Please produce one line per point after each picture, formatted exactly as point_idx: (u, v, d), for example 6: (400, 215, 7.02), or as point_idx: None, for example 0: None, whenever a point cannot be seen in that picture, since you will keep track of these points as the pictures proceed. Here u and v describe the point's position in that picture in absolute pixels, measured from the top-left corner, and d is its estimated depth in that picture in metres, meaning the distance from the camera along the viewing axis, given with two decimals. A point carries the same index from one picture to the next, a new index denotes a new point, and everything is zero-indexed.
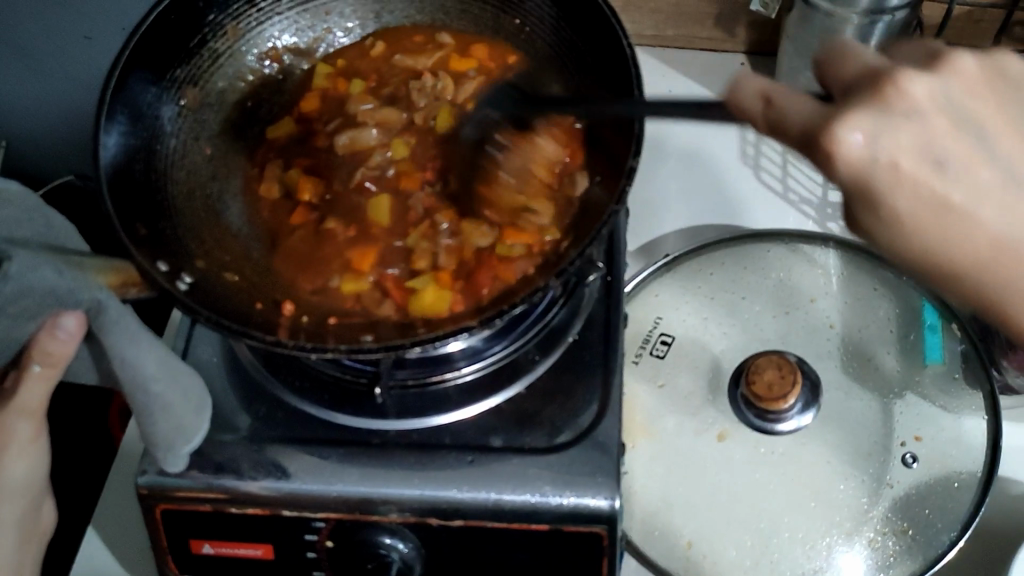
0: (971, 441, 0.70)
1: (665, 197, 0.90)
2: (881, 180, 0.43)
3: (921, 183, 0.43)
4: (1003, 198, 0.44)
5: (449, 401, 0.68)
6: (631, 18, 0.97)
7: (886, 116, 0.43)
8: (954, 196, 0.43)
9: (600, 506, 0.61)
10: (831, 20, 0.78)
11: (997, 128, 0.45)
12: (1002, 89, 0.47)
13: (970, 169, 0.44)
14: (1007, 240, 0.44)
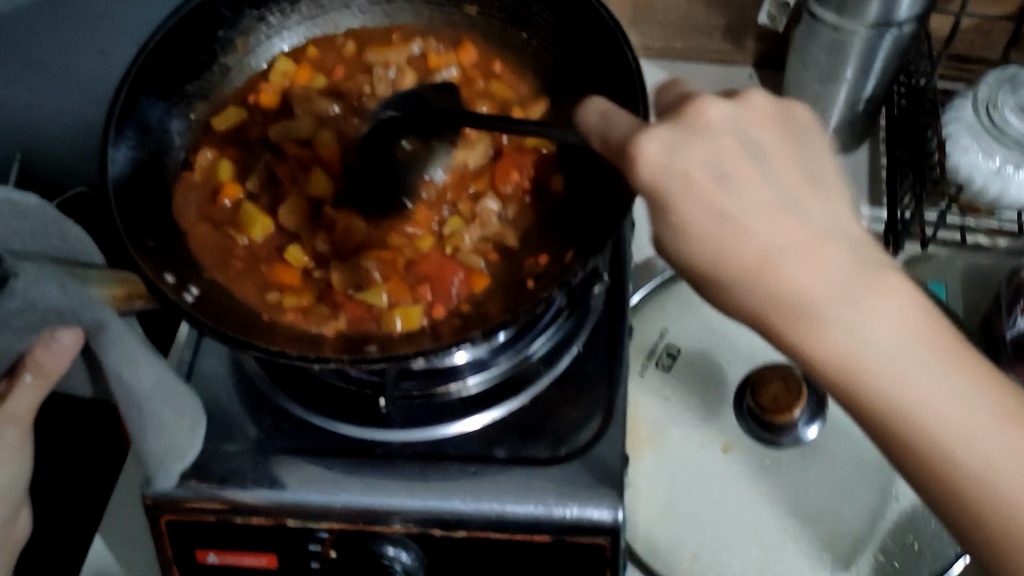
0: None
1: None
2: (671, 190, 0.47)
3: (703, 194, 0.46)
4: (775, 214, 0.46)
5: (454, 412, 0.68)
6: (639, 30, 0.97)
7: (677, 133, 0.47)
8: (731, 207, 0.46)
9: (603, 518, 0.61)
10: (839, 33, 0.78)
11: (780, 164, 0.48)
12: (781, 131, 0.50)
13: (739, 188, 0.46)
14: (779, 255, 0.46)
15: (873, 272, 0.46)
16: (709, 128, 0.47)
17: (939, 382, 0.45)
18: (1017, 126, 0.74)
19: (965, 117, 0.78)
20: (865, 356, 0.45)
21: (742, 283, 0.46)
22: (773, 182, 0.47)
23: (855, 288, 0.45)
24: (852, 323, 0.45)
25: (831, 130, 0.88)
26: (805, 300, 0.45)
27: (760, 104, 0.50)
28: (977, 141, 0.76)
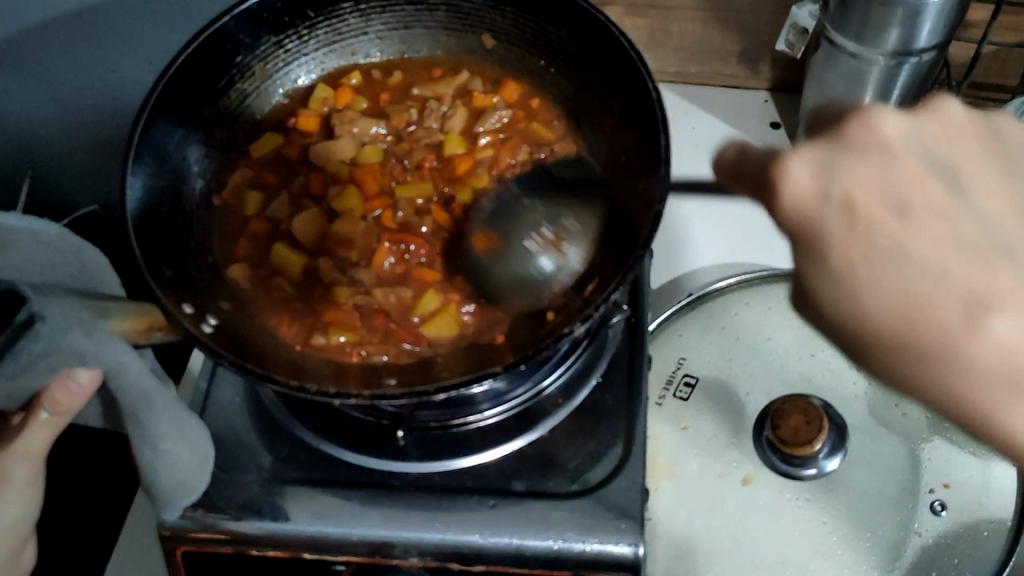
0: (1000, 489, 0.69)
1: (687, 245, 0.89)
2: (827, 224, 0.41)
3: (880, 229, 0.41)
4: (969, 260, 0.39)
5: (471, 443, 0.67)
6: (655, 54, 0.97)
7: (838, 151, 0.43)
8: (913, 241, 0.40)
9: (623, 553, 0.61)
10: (858, 61, 0.77)
11: (989, 203, 0.42)
12: (994, 150, 0.45)
13: (915, 231, 0.41)
14: (1013, 347, 0.37)
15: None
16: (847, 157, 0.43)
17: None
18: None
19: None
20: (1020, 395, 0.37)
21: (938, 354, 0.38)
22: (970, 216, 0.41)
23: (1021, 315, 0.37)
24: (1017, 379, 0.37)
25: None
26: (981, 328, 0.38)
27: (953, 118, 0.46)
28: None
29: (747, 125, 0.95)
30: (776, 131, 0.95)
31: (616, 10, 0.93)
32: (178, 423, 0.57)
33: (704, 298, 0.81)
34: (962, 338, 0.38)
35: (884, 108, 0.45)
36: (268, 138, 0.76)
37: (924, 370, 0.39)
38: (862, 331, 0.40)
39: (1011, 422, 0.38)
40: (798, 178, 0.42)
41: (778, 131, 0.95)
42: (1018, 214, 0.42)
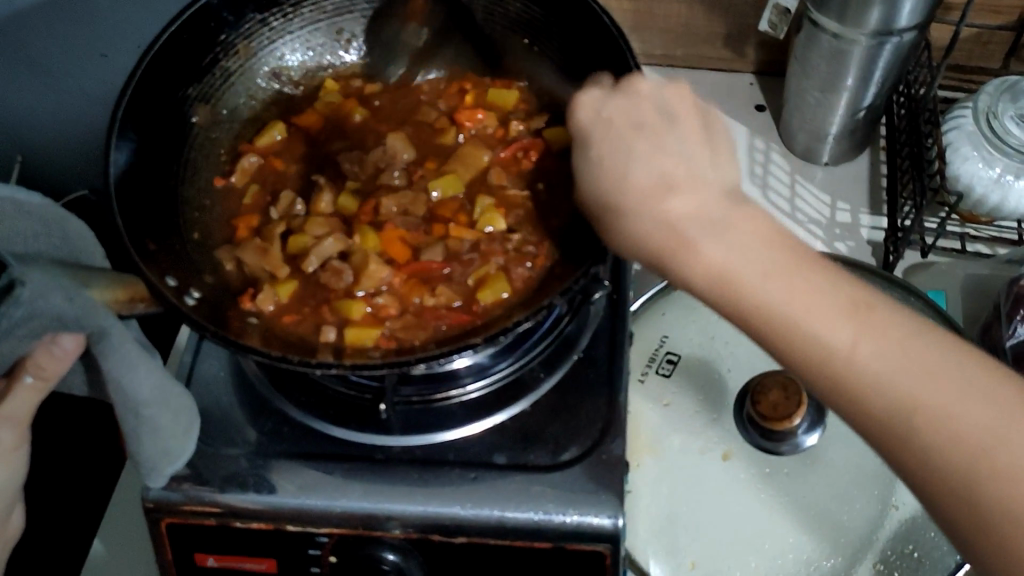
0: None
1: None
2: (596, 135, 0.56)
3: (619, 136, 0.55)
4: (664, 167, 0.52)
5: (454, 418, 0.68)
6: (641, 37, 0.97)
7: (625, 100, 0.57)
8: (636, 150, 0.53)
9: (603, 524, 0.61)
10: (840, 41, 0.78)
11: (690, 138, 0.54)
12: (709, 126, 0.56)
13: (642, 137, 0.54)
14: (678, 219, 0.50)
15: (730, 205, 0.50)
16: (613, 102, 0.57)
17: (766, 254, 0.47)
18: (1017, 135, 0.74)
19: (965, 126, 0.78)
20: (689, 244, 0.49)
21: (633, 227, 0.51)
22: (673, 140, 0.54)
23: (694, 202, 0.50)
24: (726, 238, 0.48)
25: (831, 138, 0.88)
26: (659, 202, 0.51)
27: (690, 99, 0.57)
28: (978, 150, 0.77)
29: (732, 108, 0.96)
30: (761, 113, 0.95)
31: None
32: (160, 390, 0.58)
33: None
34: (645, 203, 0.51)
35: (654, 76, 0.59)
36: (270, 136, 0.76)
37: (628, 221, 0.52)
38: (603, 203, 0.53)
39: (674, 264, 0.50)
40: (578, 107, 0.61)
41: (763, 113, 0.95)
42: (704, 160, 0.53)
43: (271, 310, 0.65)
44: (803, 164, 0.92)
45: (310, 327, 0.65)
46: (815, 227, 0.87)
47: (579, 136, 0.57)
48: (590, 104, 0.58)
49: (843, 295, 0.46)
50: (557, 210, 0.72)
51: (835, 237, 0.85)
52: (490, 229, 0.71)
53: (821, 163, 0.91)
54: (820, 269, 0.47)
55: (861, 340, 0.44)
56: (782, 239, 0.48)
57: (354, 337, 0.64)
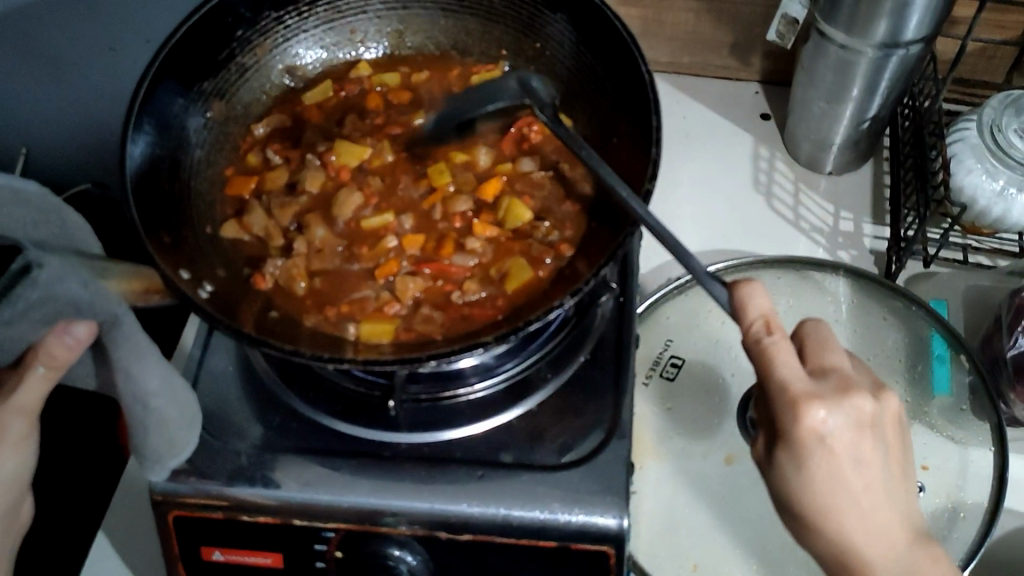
0: (977, 473, 0.70)
1: (676, 222, 0.89)
2: (815, 453, 0.52)
3: (834, 467, 0.53)
4: (861, 474, 0.53)
5: (460, 416, 0.68)
6: (648, 44, 0.98)
7: (841, 413, 0.52)
8: (827, 440, 0.52)
9: (608, 525, 0.62)
10: (846, 52, 0.79)
11: (888, 428, 0.55)
12: (897, 435, 0.56)
13: (848, 431, 0.52)
14: (854, 530, 0.54)
15: (889, 492, 0.54)
16: (845, 416, 0.52)
17: (895, 540, 0.54)
18: (1020, 148, 0.74)
19: (970, 138, 0.78)
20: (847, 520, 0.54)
21: (832, 538, 0.55)
22: (875, 435, 0.53)
23: (853, 460, 0.53)
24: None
25: (835, 148, 0.89)
26: (814, 443, 0.52)
27: (893, 406, 0.55)
28: (981, 162, 0.77)
29: (737, 116, 0.97)
30: (766, 122, 0.96)
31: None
32: (164, 379, 0.58)
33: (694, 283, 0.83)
34: (807, 446, 0.52)
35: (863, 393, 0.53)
36: (313, 95, 0.80)
37: (815, 537, 0.55)
38: (809, 518, 0.55)
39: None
40: (785, 372, 0.53)
41: (768, 122, 0.96)
42: (897, 478, 0.55)
43: (302, 291, 0.66)
44: (807, 173, 0.92)
45: (330, 322, 0.65)
46: (819, 235, 0.88)
47: (795, 441, 0.53)
48: (765, 296, 0.55)
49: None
50: (566, 193, 0.73)
51: (838, 247, 0.86)
52: (517, 224, 0.71)
53: (826, 173, 0.92)
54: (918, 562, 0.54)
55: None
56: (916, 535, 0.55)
57: (373, 332, 0.64)
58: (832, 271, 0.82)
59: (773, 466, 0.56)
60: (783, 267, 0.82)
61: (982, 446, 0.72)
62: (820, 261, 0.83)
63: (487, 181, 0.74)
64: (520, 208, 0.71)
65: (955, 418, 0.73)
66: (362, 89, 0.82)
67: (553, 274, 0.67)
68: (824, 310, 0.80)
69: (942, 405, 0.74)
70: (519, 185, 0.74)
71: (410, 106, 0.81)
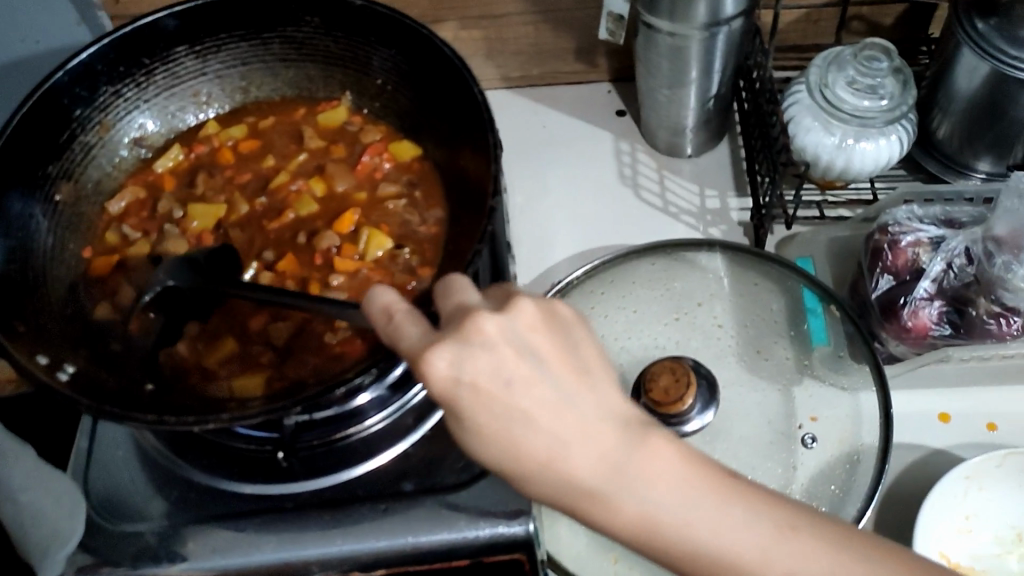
0: (865, 415, 0.73)
1: (550, 227, 0.90)
2: (465, 402, 0.41)
3: (492, 405, 0.41)
4: (526, 393, 0.41)
5: (359, 453, 0.69)
6: (496, 62, 1.00)
7: (464, 350, 0.41)
8: (455, 376, 0.40)
9: (515, 532, 0.63)
10: (674, 39, 0.82)
11: (530, 327, 0.42)
12: (560, 330, 0.43)
13: (479, 351, 0.41)
14: (557, 459, 0.41)
15: (564, 394, 0.41)
16: (473, 347, 0.41)
17: (600, 442, 0.41)
18: (850, 101, 0.76)
19: (803, 100, 0.81)
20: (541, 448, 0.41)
21: (549, 488, 0.42)
22: (516, 339, 0.41)
23: (492, 382, 0.41)
24: (641, 496, 0.41)
25: (688, 131, 0.92)
26: (438, 382, 0.41)
27: (528, 311, 0.43)
28: (817, 120, 0.80)
29: (594, 117, 0.99)
30: (623, 118, 0.99)
31: (452, 25, 0.96)
32: None
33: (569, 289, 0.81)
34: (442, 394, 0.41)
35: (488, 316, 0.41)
36: (164, 163, 0.80)
37: (538, 489, 0.42)
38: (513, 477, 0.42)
39: (599, 522, 0.42)
40: (409, 332, 0.43)
41: (624, 118, 0.99)
42: (577, 382, 0.42)
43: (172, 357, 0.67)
44: (668, 159, 0.95)
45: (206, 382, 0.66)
46: (688, 217, 0.90)
47: (445, 402, 0.41)
48: (383, 284, 0.46)
49: (653, 460, 0.42)
50: (423, 220, 0.74)
51: (707, 224, 0.89)
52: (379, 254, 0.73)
53: (686, 156, 0.95)
54: (643, 461, 0.41)
55: (763, 549, 0.41)
56: (624, 427, 0.42)
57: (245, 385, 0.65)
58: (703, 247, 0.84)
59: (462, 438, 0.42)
60: (654, 252, 0.84)
61: (866, 387, 0.74)
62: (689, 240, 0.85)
63: (343, 213, 0.76)
64: (379, 238, 0.73)
65: (836, 365, 0.76)
66: (213, 147, 0.82)
67: (416, 294, 0.68)
68: (700, 289, 0.82)
69: (823, 355, 0.77)
70: (379, 214, 0.76)
71: (262, 155, 0.82)
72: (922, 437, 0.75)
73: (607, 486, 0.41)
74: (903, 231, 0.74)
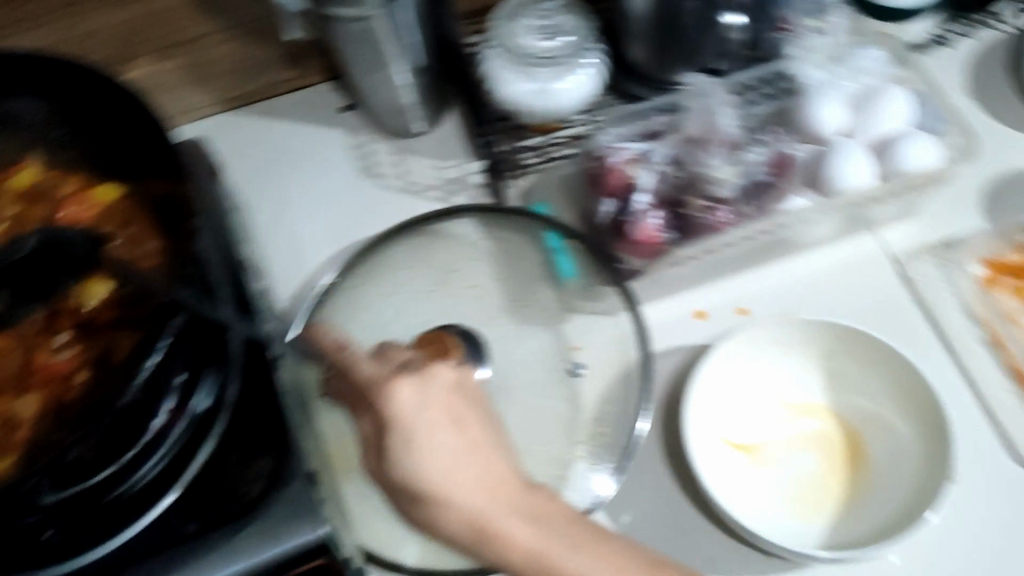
0: (622, 335, 0.78)
1: (302, 237, 0.90)
2: (405, 421, 0.60)
3: (416, 428, 0.60)
4: (450, 424, 0.60)
5: (130, 512, 0.62)
6: (204, 88, 0.97)
7: (418, 383, 0.62)
8: (397, 402, 0.61)
9: (306, 541, 0.61)
10: (359, 21, 0.81)
11: (459, 396, 0.62)
12: (472, 401, 0.63)
13: (408, 385, 0.61)
14: (452, 479, 0.58)
15: (476, 440, 0.61)
16: (430, 390, 0.61)
17: (491, 474, 0.59)
18: (542, 46, 0.81)
19: (496, 55, 0.83)
20: (436, 466, 0.59)
21: (439, 498, 0.58)
22: (450, 390, 0.62)
23: (418, 406, 0.60)
24: (531, 529, 0.57)
25: (410, 110, 0.93)
26: (385, 401, 0.61)
27: (446, 375, 0.63)
28: (516, 71, 0.82)
29: (320, 117, 0.99)
30: (349, 113, 0.98)
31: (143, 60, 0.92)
32: None
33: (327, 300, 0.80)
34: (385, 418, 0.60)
35: (406, 376, 0.62)
36: None
37: (442, 514, 0.58)
38: (425, 495, 0.58)
39: (480, 551, 0.58)
40: (367, 372, 0.65)
41: (350, 112, 0.99)
42: (481, 434, 0.61)
43: None
44: (400, 142, 0.97)
45: None
46: (431, 193, 0.93)
47: (398, 425, 0.60)
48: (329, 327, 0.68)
49: (529, 501, 0.59)
50: (140, 248, 0.65)
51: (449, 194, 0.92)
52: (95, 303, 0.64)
53: (416, 134, 0.96)
54: (524, 496, 0.59)
55: None
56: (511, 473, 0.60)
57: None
58: (448, 216, 0.84)
59: (385, 463, 0.61)
60: (402, 236, 0.83)
61: (615, 310, 0.79)
62: (438, 211, 0.84)
63: None
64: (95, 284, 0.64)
65: (584, 294, 0.79)
66: None
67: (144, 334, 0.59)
68: (453, 257, 0.83)
69: (574, 288, 0.80)
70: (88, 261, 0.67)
71: None
72: (683, 336, 0.80)
73: (488, 507, 0.58)
74: (613, 153, 0.78)
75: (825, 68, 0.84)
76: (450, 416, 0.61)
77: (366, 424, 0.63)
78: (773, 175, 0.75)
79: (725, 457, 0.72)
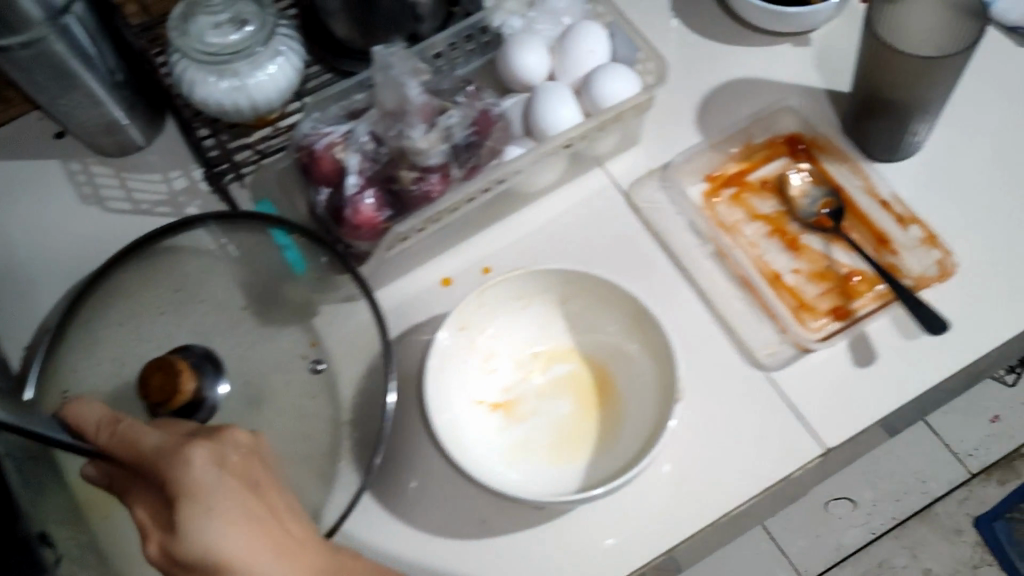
0: (362, 321, 0.76)
1: (30, 280, 0.85)
2: (197, 489, 0.53)
3: (214, 496, 0.53)
4: (253, 499, 0.55)
5: None
6: None
7: (216, 452, 0.55)
8: (193, 472, 0.53)
9: None
10: (31, 48, 0.75)
11: (264, 471, 0.57)
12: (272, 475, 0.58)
13: (205, 452, 0.54)
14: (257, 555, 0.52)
15: (282, 511, 0.56)
16: (226, 459, 0.55)
17: (302, 549, 0.55)
18: (225, 42, 0.77)
19: (184, 61, 0.78)
20: (238, 543, 0.52)
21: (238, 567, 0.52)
22: (255, 461, 0.57)
23: (213, 476, 0.53)
24: None
25: (124, 127, 0.89)
26: (183, 462, 0.53)
27: (245, 442, 0.57)
28: (207, 73, 0.78)
29: (33, 149, 0.93)
30: (64, 140, 0.94)
31: None
32: None
33: (57, 343, 0.75)
34: (174, 491, 0.53)
35: (201, 445, 0.54)
36: None
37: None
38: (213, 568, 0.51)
39: None
40: (152, 441, 0.55)
41: (65, 138, 0.94)
42: (279, 505, 0.57)
43: None
44: (123, 160, 0.92)
45: None
46: (161, 208, 0.89)
47: (191, 492, 0.52)
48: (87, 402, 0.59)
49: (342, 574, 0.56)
50: None
51: (180, 206, 0.88)
52: None
53: (137, 149, 0.92)
54: (330, 561, 0.57)
55: None
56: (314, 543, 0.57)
57: None
58: (182, 230, 0.80)
59: (171, 531, 0.53)
60: (130, 262, 0.79)
61: (352, 297, 0.76)
62: (170, 224, 0.79)
63: None
64: None
65: (320, 287, 0.78)
66: None
67: None
68: (188, 272, 0.79)
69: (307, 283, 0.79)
70: None
71: None
72: (430, 306, 0.79)
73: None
74: (315, 139, 0.74)
75: (520, 15, 0.83)
76: (237, 493, 0.54)
77: (143, 487, 0.56)
78: (475, 136, 0.75)
79: (482, 422, 0.72)
